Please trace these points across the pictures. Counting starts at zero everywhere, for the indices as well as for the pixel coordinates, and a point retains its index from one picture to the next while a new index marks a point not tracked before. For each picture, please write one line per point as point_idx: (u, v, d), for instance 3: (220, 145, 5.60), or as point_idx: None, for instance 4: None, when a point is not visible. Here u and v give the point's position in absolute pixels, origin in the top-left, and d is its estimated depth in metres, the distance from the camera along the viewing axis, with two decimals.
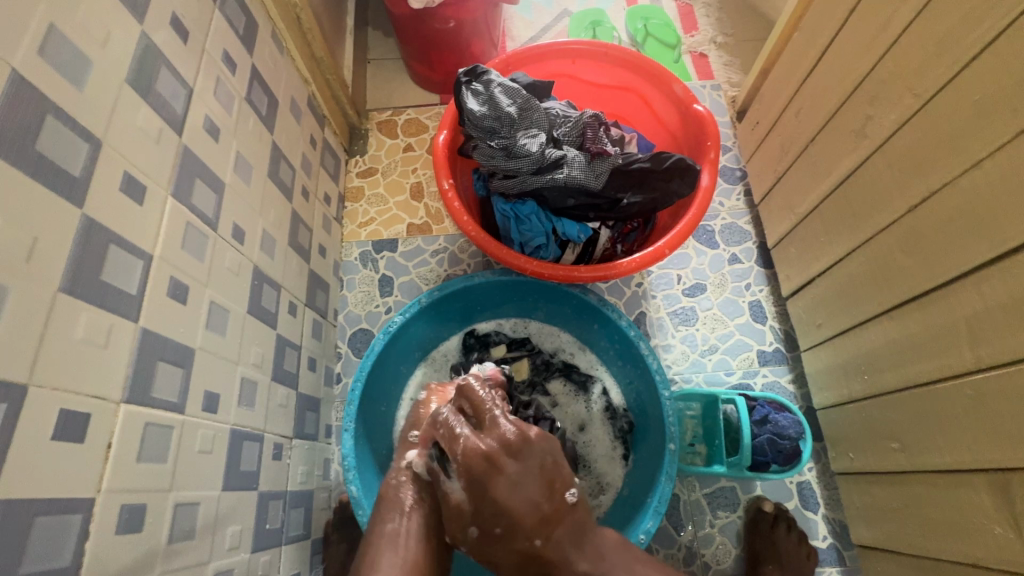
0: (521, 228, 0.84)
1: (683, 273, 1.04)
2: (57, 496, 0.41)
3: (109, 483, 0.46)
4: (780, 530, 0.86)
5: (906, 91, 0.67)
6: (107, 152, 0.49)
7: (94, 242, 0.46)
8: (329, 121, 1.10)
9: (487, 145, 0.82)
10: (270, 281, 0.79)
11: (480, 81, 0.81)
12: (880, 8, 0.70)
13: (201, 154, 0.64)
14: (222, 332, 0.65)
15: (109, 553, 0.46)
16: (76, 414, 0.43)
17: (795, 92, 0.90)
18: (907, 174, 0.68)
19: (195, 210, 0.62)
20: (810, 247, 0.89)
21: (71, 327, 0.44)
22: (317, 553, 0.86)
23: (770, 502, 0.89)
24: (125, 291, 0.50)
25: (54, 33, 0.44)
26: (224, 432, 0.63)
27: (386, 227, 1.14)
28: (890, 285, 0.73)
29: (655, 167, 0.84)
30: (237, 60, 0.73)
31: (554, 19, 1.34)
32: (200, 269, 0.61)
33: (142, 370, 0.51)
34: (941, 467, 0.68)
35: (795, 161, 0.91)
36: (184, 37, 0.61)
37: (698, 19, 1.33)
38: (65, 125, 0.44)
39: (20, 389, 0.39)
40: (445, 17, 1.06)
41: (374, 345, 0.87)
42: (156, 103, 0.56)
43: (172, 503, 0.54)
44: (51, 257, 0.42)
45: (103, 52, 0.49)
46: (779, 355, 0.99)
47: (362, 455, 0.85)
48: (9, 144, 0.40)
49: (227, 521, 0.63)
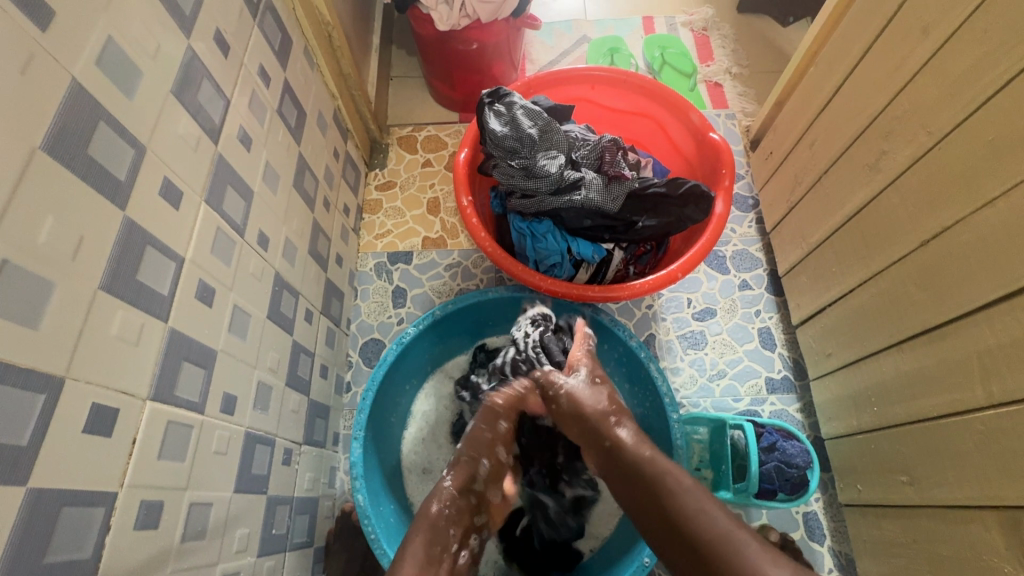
0: (537, 246, 0.86)
1: (694, 297, 1.05)
2: (85, 489, 0.42)
3: (131, 478, 0.47)
4: None
5: (920, 129, 0.69)
6: (150, 158, 0.51)
7: (134, 243, 0.48)
8: (352, 135, 1.13)
9: (507, 164, 0.84)
10: (290, 287, 0.81)
11: (503, 102, 0.84)
12: (896, 47, 0.72)
13: (233, 162, 0.66)
14: (242, 335, 0.66)
15: (129, 548, 0.46)
16: (105, 408, 0.44)
17: (809, 124, 0.92)
18: (919, 210, 0.70)
19: (226, 217, 0.64)
20: (822, 276, 0.90)
21: (107, 325, 0.45)
22: (319, 561, 0.85)
23: (776, 531, 0.88)
24: (157, 292, 0.51)
25: (110, 45, 0.46)
26: (239, 434, 0.65)
27: (402, 239, 1.16)
28: (903, 318, 0.74)
29: (670, 192, 0.85)
30: (271, 74, 0.77)
31: (573, 45, 1.38)
32: (226, 273, 0.63)
33: (168, 369, 0.52)
34: (952, 502, 0.67)
35: (807, 192, 0.93)
36: (225, 51, 0.64)
37: (713, 50, 1.37)
38: (115, 132, 0.47)
39: (58, 382, 0.40)
40: (469, 39, 1.10)
41: (386, 355, 0.88)
42: (196, 112, 0.58)
43: (188, 503, 0.54)
44: (92, 255, 0.44)
45: (151, 63, 0.51)
46: (788, 384, 0.99)
47: (369, 462, 0.85)
48: (62, 149, 0.41)
49: (237, 523, 0.63)
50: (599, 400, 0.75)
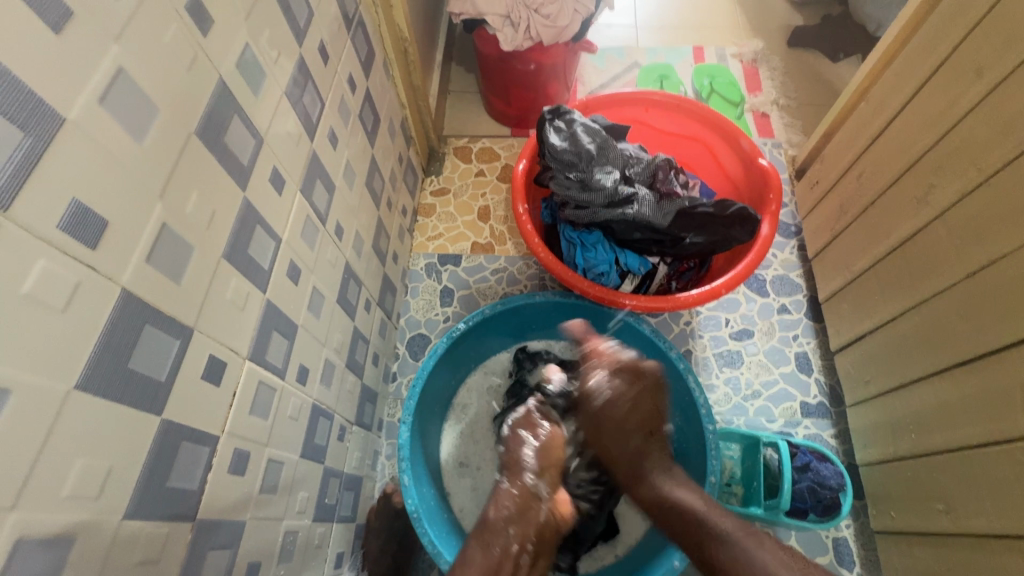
0: (586, 255, 0.91)
1: (732, 317, 1.07)
2: (197, 429, 0.48)
3: (230, 427, 0.53)
4: None
5: (970, 165, 0.71)
6: (265, 149, 0.58)
7: (248, 221, 0.55)
8: (414, 143, 1.21)
9: (564, 177, 0.90)
10: (355, 277, 0.88)
11: (563, 119, 0.90)
12: (949, 88, 0.75)
13: (323, 159, 0.73)
14: (318, 315, 0.73)
15: (223, 487, 0.52)
16: (218, 360, 0.50)
17: (857, 156, 0.95)
18: (966, 243, 0.72)
19: (314, 206, 0.71)
20: (863, 304, 0.92)
21: (225, 288, 0.51)
22: (359, 538, 0.90)
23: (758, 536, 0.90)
24: (260, 266, 0.58)
25: (248, 50, 0.53)
26: (308, 404, 0.71)
27: (452, 243, 1.22)
28: (944, 348, 0.76)
29: (719, 213, 0.88)
30: (357, 82, 0.84)
31: (624, 69, 1.44)
32: (310, 257, 0.70)
33: (263, 336, 0.59)
34: (989, 532, 0.69)
35: (854, 221, 0.95)
36: (325, 61, 0.72)
37: (762, 81, 1.41)
38: (243, 124, 0.53)
39: (189, 331, 0.46)
40: (529, 59, 1.17)
41: (437, 347, 0.94)
42: (301, 114, 0.66)
43: (267, 458, 0.60)
44: (221, 227, 0.50)
45: (273, 68, 0.59)
46: (823, 409, 1.00)
47: (415, 447, 0.90)
48: (210, 135, 0.48)
49: (300, 486, 0.69)
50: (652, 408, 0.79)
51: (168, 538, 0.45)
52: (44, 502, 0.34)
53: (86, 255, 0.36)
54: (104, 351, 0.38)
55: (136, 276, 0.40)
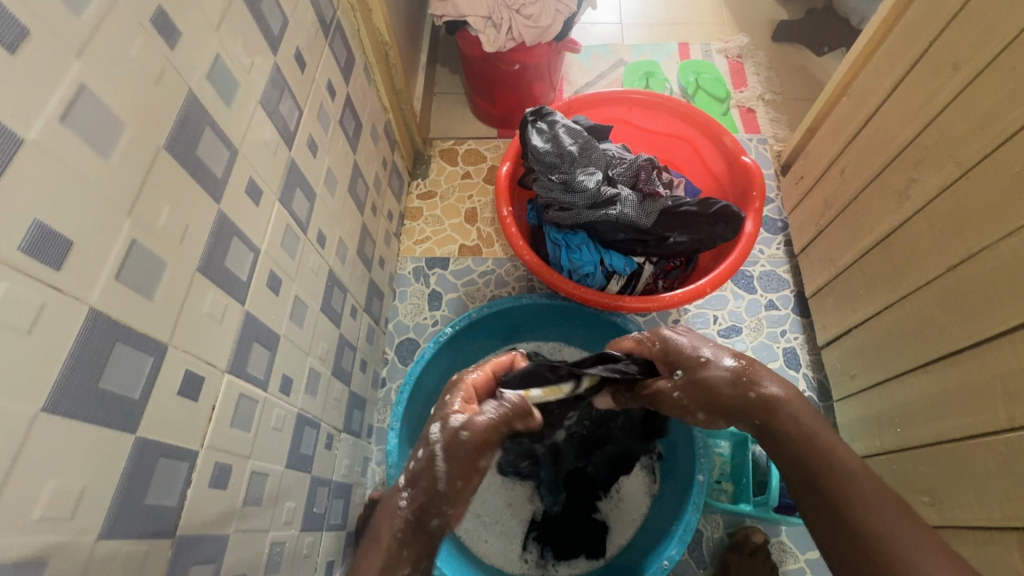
0: (571, 256, 0.90)
1: (720, 314, 1.08)
2: (175, 445, 0.47)
3: (209, 441, 0.52)
4: (759, 557, 0.86)
5: (949, 159, 0.72)
6: (240, 160, 0.57)
7: (224, 234, 0.55)
8: (399, 146, 1.21)
9: (547, 179, 0.89)
10: (339, 284, 0.87)
11: (545, 121, 0.90)
12: (926, 83, 0.75)
13: (302, 166, 0.73)
14: (301, 324, 0.73)
15: (204, 501, 0.52)
16: (195, 374, 0.50)
17: (839, 152, 0.95)
18: (946, 236, 0.73)
19: (293, 215, 0.70)
20: (848, 298, 0.92)
21: (201, 302, 0.51)
22: (350, 545, 0.90)
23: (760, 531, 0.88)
24: (239, 278, 0.57)
25: (219, 61, 0.53)
26: (292, 414, 0.70)
27: (439, 246, 1.22)
28: (926, 342, 0.76)
29: (702, 211, 0.89)
30: (336, 87, 0.84)
31: (609, 67, 1.44)
32: (291, 266, 0.70)
33: (242, 348, 0.58)
34: (972, 524, 0.69)
35: (837, 216, 0.95)
36: (302, 68, 0.72)
37: (747, 77, 1.41)
38: (216, 135, 0.53)
39: (163, 347, 0.46)
40: (512, 60, 1.17)
41: (424, 352, 0.93)
42: (277, 123, 0.66)
43: (250, 470, 0.59)
44: (195, 242, 0.50)
45: (246, 78, 0.58)
46: (812, 404, 1.00)
47: (404, 453, 0.91)
48: (180, 147, 0.48)
49: (286, 496, 0.68)
50: (722, 378, 0.64)
51: (147, 555, 0.45)
52: (15, 527, 0.34)
53: (51, 276, 0.36)
54: (73, 372, 0.37)
55: (104, 295, 0.40)
